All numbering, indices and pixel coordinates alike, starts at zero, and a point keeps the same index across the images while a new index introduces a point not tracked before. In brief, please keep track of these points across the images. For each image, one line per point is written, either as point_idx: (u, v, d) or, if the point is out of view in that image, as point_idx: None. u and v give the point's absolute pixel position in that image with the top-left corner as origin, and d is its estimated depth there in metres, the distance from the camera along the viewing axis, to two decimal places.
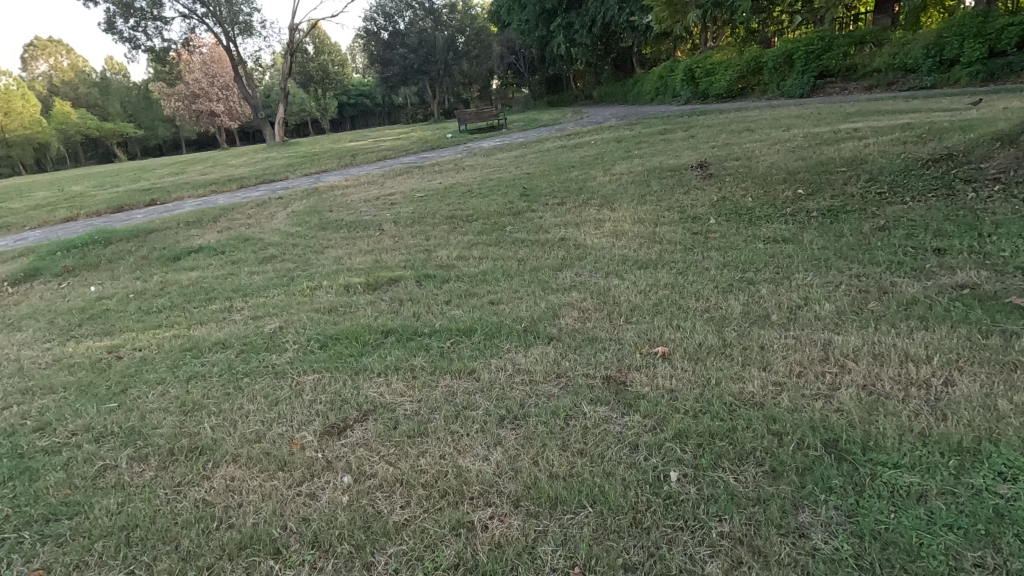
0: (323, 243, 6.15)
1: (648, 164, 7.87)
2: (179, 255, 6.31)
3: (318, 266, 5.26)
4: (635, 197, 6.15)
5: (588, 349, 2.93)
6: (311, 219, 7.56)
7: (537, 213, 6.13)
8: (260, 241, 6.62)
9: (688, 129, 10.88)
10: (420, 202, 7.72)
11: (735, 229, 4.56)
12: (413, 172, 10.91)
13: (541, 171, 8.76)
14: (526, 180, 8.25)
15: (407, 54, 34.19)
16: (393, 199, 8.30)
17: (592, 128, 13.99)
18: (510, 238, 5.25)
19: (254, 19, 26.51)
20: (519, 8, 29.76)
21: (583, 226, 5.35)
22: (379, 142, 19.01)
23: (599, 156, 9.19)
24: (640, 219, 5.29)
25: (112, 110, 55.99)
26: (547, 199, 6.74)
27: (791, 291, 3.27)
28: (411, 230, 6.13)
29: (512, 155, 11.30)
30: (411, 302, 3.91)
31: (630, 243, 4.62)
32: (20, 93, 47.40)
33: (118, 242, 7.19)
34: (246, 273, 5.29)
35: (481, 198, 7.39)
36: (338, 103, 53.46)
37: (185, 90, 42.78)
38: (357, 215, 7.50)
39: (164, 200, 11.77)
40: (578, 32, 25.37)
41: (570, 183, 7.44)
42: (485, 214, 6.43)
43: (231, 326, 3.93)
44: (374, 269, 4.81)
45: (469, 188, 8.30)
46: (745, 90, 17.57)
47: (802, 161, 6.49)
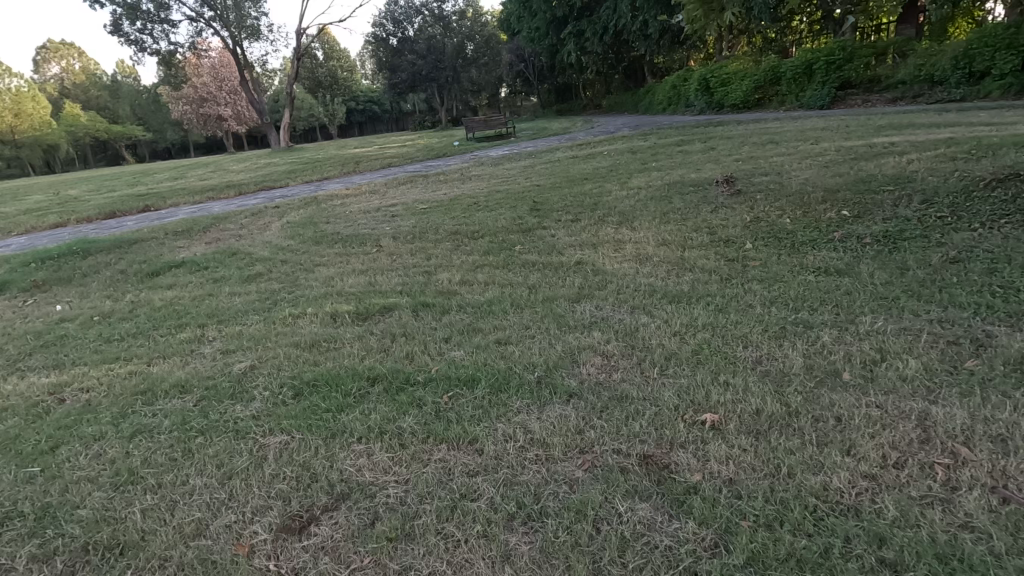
0: (314, 260, 5.64)
1: (668, 178, 7.32)
2: (159, 270, 5.81)
3: (306, 287, 4.75)
4: (657, 215, 5.61)
5: (617, 413, 2.38)
6: (306, 232, 7.06)
7: (548, 230, 5.61)
8: (248, 255, 6.12)
9: (707, 141, 10.36)
10: (423, 215, 7.21)
11: (776, 256, 4.01)
12: (417, 182, 10.42)
13: (552, 184, 8.24)
14: (536, 192, 7.74)
15: (416, 60, 33.90)
16: (394, 211, 7.79)
17: (604, 138, 13.48)
18: (519, 260, 4.72)
19: (261, 23, 26.28)
20: (529, 16, 29.46)
21: (600, 248, 4.82)
22: (385, 149, 18.56)
23: (614, 168, 8.67)
24: (665, 241, 4.76)
25: (122, 113, 56.08)
26: (559, 214, 6.22)
27: (861, 340, 2.71)
28: (411, 247, 5.62)
29: (520, 165, 10.80)
30: (404, 339, 3.37)
31: (656, 270, 4.07)
32: (31, 95, 47.61)
33: (98, 254, 6.70)
34: (226, 294, 4.78)
35: (488, 212, 6.88)
36: (346, 109, 53.31)
37: (193, 94, 42.72)
38: (354, 228, 7.00)
39: (159, 206, 11.32)
40: (589, 41, 24.99)
41: (584, 197, 6.91)
42: (492, 230, 5.91)
43: (197, 363, 3.40)
44: (366, 294, 4.28)
45: (475, 200, 7.79)
46: (761, 100, 17.00)
47: (839, 178, 5.94)
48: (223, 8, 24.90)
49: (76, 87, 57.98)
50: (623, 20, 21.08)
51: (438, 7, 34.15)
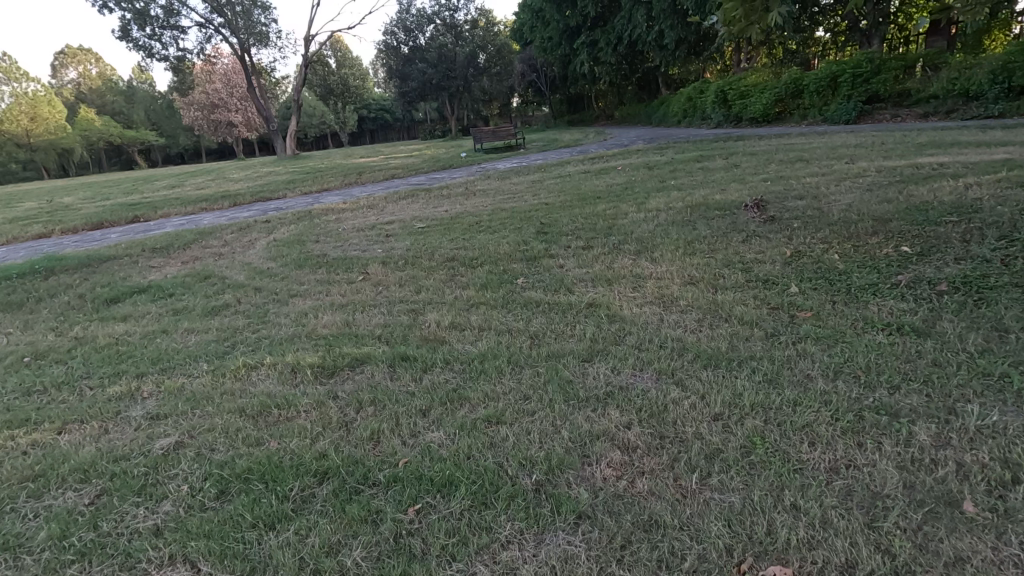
0: (292, 288, 5.02)
1: (690, 199, 6.65)
2: (120, 296, 5.20)
3: (275, 323, 4.12)
4: (680, 244, 4.96)
5: (644, 557, 1.70)
6: (291, 252, 6.45)
7: (556, 259, 4.95)
8: (222, 280, 5.50)
9: (729, 157, 9.68)
10: (419, 235, 6.59)
11: (832, 306, 3.31)
12: (418, 196, 9.81)
13: (562, 202, 7.59)
14: (545, 211, 7.13)
15: (427, 69, 33.52)
16: (389, 230, 7.17)
17: (618, 152, 12.82)
18: (521, 297, 4.06)
19: (271, 29, 26.03)
20: (542, 26, 29.07)
21: (616, 284, 4.16)
22: (391, 159, 18.03)
23: (629, 186, 8.02)
24: (692, 277, 4.09)
25: (136, 118, 56.39)
26: (569, 239, 5.58)
27: (974, 444, 2.01)
28: (401, 275, 4.97)
29: (528, 180, 10.16)
30: (372, 407, 2.71)
31: (684, 319, 3.39)
32: (47, 99, 47.96)
33: (63, 273, 6.13)
34: (182, 331, 4.13)
35: (490, 234, 6.25)
36: (357, 117, 53.17)
37: (204, 100, 42.72)
38: (343, 249, 6.39)
39: (149, 217, 10.82)
40: (603, 51, 24.47)
41: (596, 219, 6.28)
42: (493, 256, 5.27)
43: (115, 432, 2.75)
44: (339, 338, 3.63)
45: (479, 219, 7.18)
46: (782, 114, 16.28)
47: (887, 204, 5.24)
48: (232, 14, 24.63)
49: (91, 91, 58.28)
50: (637, 31, 20.46)
51: (450, 16, 33.83)
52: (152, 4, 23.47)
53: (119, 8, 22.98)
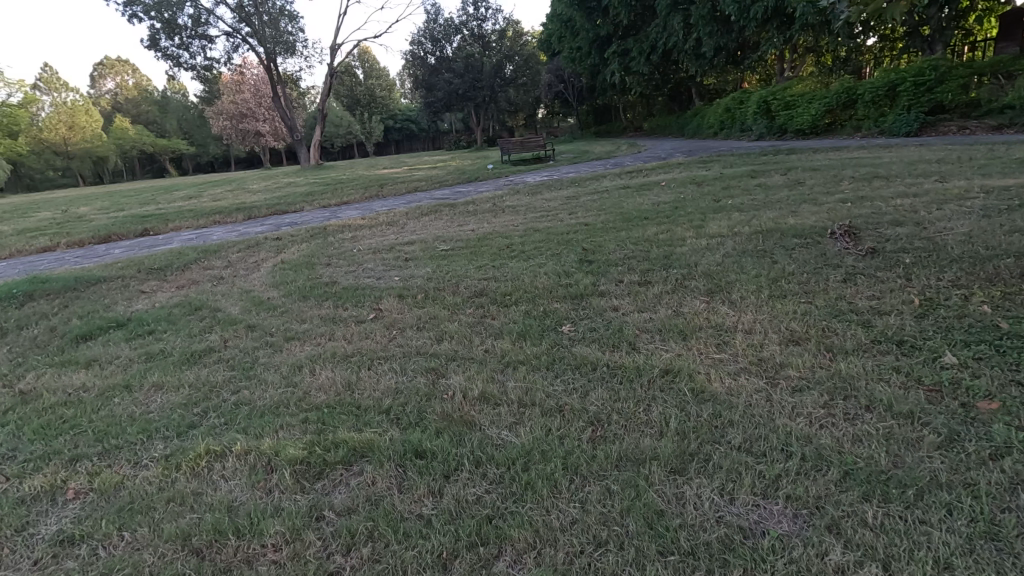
0: (290, 328, 4.22)
1: (757, 223, 5.69)
2: (94, 330, 4.46)
3: (260, 380, 3.29)
4: (763, 282, 4.02)
5: None
6: (297, 279, 5.66)
7: (609, 299, 4.07)
8: (214, 313, 4.74)
9: (788, 172, 8.70)
10: (443, 260, 5.78)
11: (1020, 390, 2.35)
12: (442, 212, 9.00)
13: (605, 223, 6.72)
14: (587, 233, 6.28)
15: (453, 79, 33.05)
16: (409, 253, 6.36)
17: (657, 165, 11.90)
18: (572, 355, 3.18)
19: (298, 38, 25.83)
20: (571, 35, 28.47)
21: (693, 339, 3.24)
22: (415, 171, 17.38)
23: (681, 205, 7.10)
24: (793, 333, 3.15)
25: (169, 127, 57.32)
26: (620, 271, 4.70)
27: None
28: (420, 315, 4.13)
29: (562, 195, 9.32)
30: (370, 551, 1.83)
31: (805, 401, 2.46)
32: (84, 108, 49.04)
33: (43, 299, 5.43)
34: (148, 387, 3.33)
35: (525, 260, 5.45)
36: (383, 127, 53.16)
37: (233, 110, 43.04)
38: (356, 276, 5.59)
39: (159, 231, 10.24)
40: (635, 60, 23.59)
41: (649, 245, 5.39)
42: (530, 292, 4.41)
43: (5, 568, 1.92)
44: (337, 411, 2.79)
45: (510, 240, 6.36)
46: (832, 125, 15.14)
47: (1021, 235, 4.23)
48: (259, 24, 24.45)
49: (127, 101, 59.41)
50: (673, 39, 19.54)
51: (478, 26, 33.38)
52: (181, 13, 23.34)
53: (148, 18, 22.85)
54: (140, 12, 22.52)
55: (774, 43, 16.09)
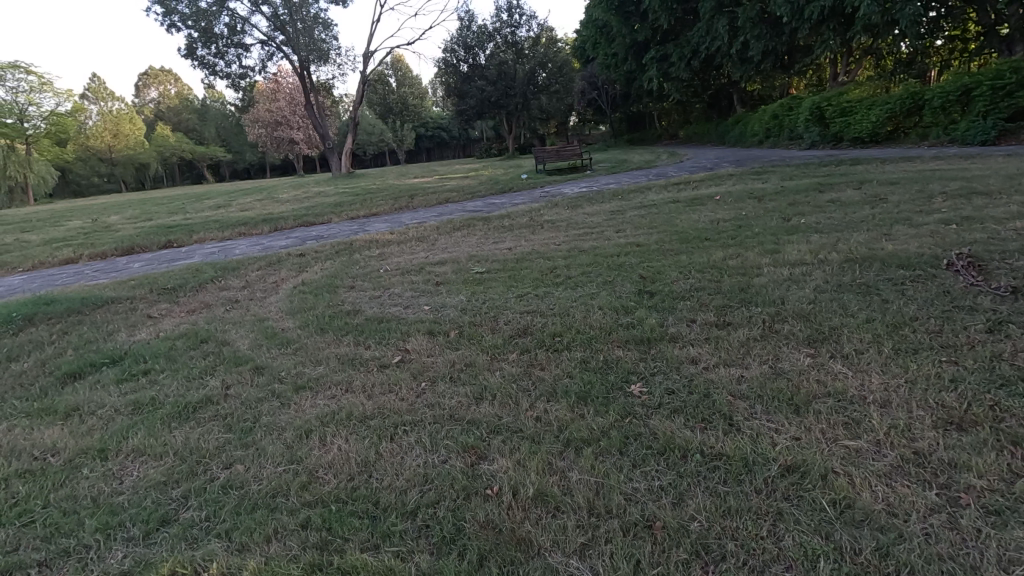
0: (303, 372, 3.60)
1: (845, 247, 4.88)
2: (85, 368, 3.92)
3: (258, 450, 2.66)
4: (882, 328, 3.23)
5: None
6: (316, 306, 5.07)
7: (683, 347, 3.34)
8: (220, 348, 4.17)
9: (859, 185, 7.83)
10: (479, 286, 5.14)
11: None
12: (475, 227, 8.36)
13: (659, 243, 5.99)
14: (641, 256, 5.56)
15: (486, 86, 32.68)
16: (440, 275, 5.73)
17: (704, 176, 11.11)
18: (652, 432, 2.46)
19: (332, 46, 25.79)
20: (606, 42, 27.82)
21: (811, 414, 2.49)
22: (446, 180, 16.87)
23: (745, 224, 6.30)
24: (951, 413, 2.36)
25: (208, 135, 58.53)
26: (690, 308, 3.97)
27: None
28: (454, 361, 3.47)
29: (605, 209, 8.63)
30: None
31: (1017, 541, 1.69)
32: (128, 116, 50.46)
33: (43, 325, 4.95)
34: (125, 454, 2.74)
35: (572, 289, 4.76)
36: (415, 135, 53.35)
37: (268, 118, 43.57)
38: (382, 304, 4.96)
39: (183, 242, 9.89)
40: (674, 65, 22.76)
41: (718, 273, 4.65)
42: (584, 334, 3.71)
43: None
44: (347, 511, 2.12)
45: (554, 263, 5.68)
46: (895, 133, 14.01)
47: None
48: (294, 32, 24.48)
49: (170, 110, 60.98)
50: (717, 43, 18.60)
51: (511, 33, 32.75)
52: (218, 22, 23.45)
53: (185, 27, 22.92)
54: (178, 21, 22.57)
55: (830, 45, 15.06)
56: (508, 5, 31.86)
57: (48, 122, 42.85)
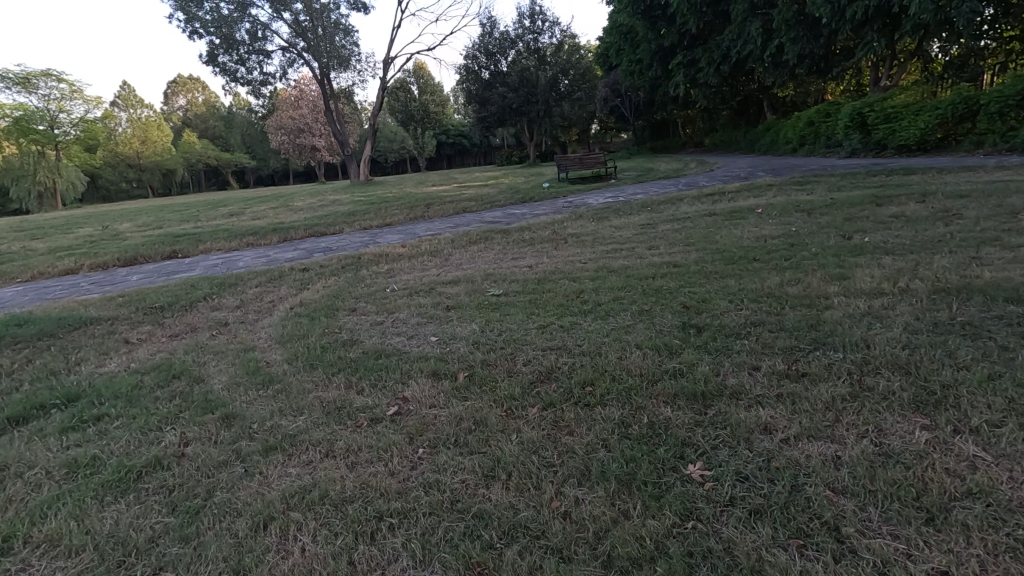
0: (280, 425, 2.98)
1: (929, 273, 4.12)
2: (31, 411, 3.34)
3: (199, 548, 2.04)
4: (1015, 390, 2.49)
5: None
6: (310, 333, 4.46)
7: (749, 406, 2.65)
8: (191, 388, 3.57)
9: (921, 197, 7.04)
10: (495, 313, 4.51)
11: None
12: (493, 241, 7.73)
13: (700, 263, 5.29)
14: (681, 278, 4.86)
15: (507, 93, 32.21)
16: (452, 297, 5.11)
17: (739, 185, 10.36)
18: (727, 550, 1.77)
19: (353, 52, 25.55)
20: (630, 48, 27.19)
21: (954, 531, 1.76)
22: (465, 189, 16.33)
23: (797, 241, 5.56)
24: None
25: (233, 141, 59.24)
26: (749, 350, 3.27)
27: None
28: (461, 417, 2.83)
29: (633, 222, 7.94)
30: None
31: None
32: (157, 123, 51.32)
33: (6, 352, 4.43)
34: (31, 548, 2.13)
35: (604, 321, 4.08)
36: (436, 142, 53.27)
37: (291, 124, 43.78)
38: (384, 333, 4.33)
39: (188, 253, 9.44)
40: (702, 71, 21.98)
41: (779, 304, 3.92)
42: (622, 382, 3.03)
43: None
44: None
45: (581, 285, 5.00)
46: (945, 140, 12.97)
47: None
48: (315, 39, 24.27)
49: (196, 117, 61.94)
50: (749, 47, 17.79)
51: (534, 40, 32.08)
52: (239, 29, 23.32)
53: (207, 33, 22.78)
54: (200, 28, 22.46)
55: (873, 48, 14.18)
56: (531, 11, 31.32)
57: (79, 129, 43.67)
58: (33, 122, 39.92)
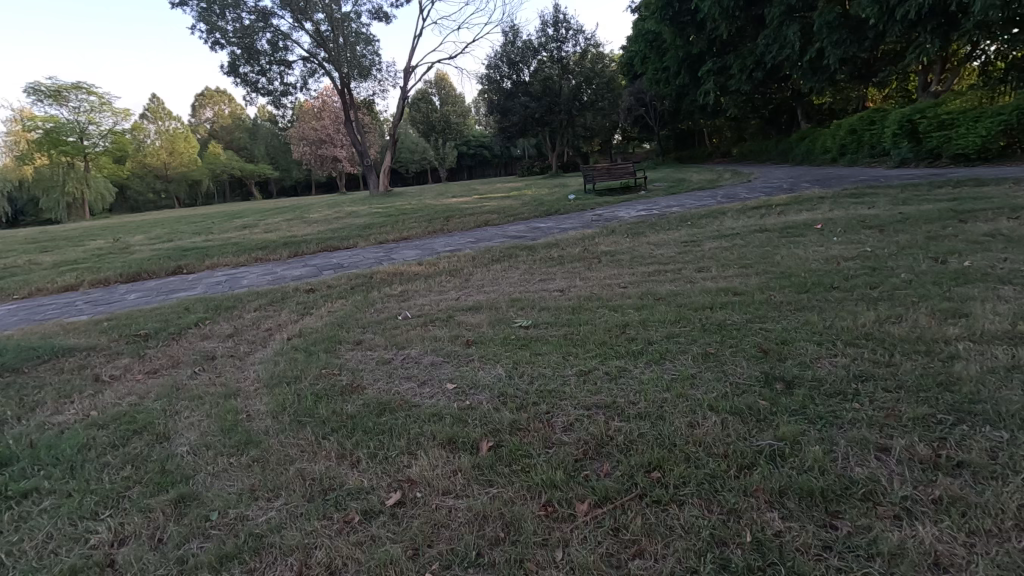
0: (246, 517, 2.27)
1: None
2: None
3: None
4: None
5: None
6: (305, 375, 3.76)
7: (898, 520, 1.86)
8: (152, 449, 2.89)
9: (1009, 212, 6.15)
10: (524, 352, 3.78)
11: None
12: (518, 259, 7.02)
13: (765, 291, 4.49)
14: (747, 310, 4.08)
15: (529, 103, 31.59)
16: (472, 330, 4.40)
17: (785, 197, 9.51)
18: None
19: (374, 62, 25.24)
20: (657, 56, 26.47)
21: None
22: (486, 200, 15.70)
23: (879, 265, 4.73)
24: None
25: (257, 153, 59.83)
26: (864, 418, 2.48)
27: None
28: (487, 518, 2.10)
29: (674, 239, 7.17)
30: None
31: None
32: (183, 135, 52.05)
33: None
34: None
35: (660, 367, 3.31)
36: (457, 153, 53.09)
37: (313, 136, 43.90)
38: (393, 377, 3.62)
39: (194, 269, 8.89)
40: (734, 78, 21.11)
41: (883, 350, 3.11)
42: (701, 465, 2.26)
43: None
44: None
45: (626, 317, 4.24)
46: (1010, 148, 11.95)
47: None
48: (336, 49, 24.02)
49: (222, 128, 62.57)
50: (786, 52, 16.91)
51: (557, 48, 31.43)
52: (260, 39, 23.17)
53: (228, 44, 22.65)
54: (222, 38, 22.33)
55: (926, 50, 13.22)
56: (555, 19, 30.78)
57: (108, 141, 44.38)
58: (63, 134, 40.41)
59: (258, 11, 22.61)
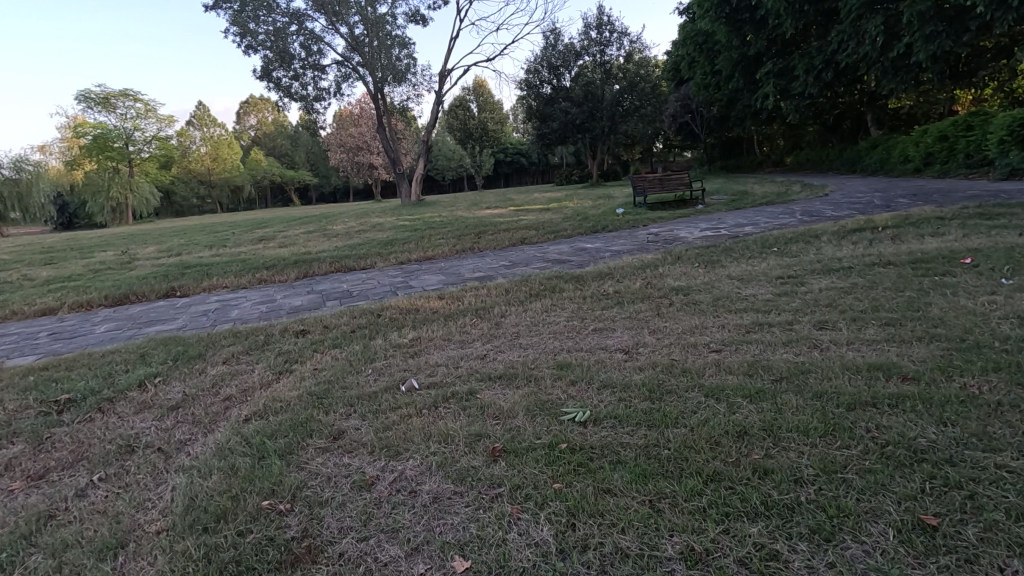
0: None
1: None
2: None
3: None
4: None
5: None
6: (235, 508, 2.39)
7: None
8: None
9: None
10: (585, 487, 2.33)
11: None
12: (564, 294, 5.58)
13: (960, 378, 2.88)
14: (950, 420, 2.51)
15: (570, 108, 29.87)
16: (502, 425, 2.96)
17: (887, 217, 7.81)
18: None
19: (409, 65, 24.31)
20: (709, 58, 24.71)
21: None
22: (524, 212, 14.28)
23: None
24: None
25: (297, 159, 60.31)
26: None
27: None
28: None
29: (764, 272, 5.60)
30: None
31: None
32: (227, 142, 52.89)
33: None
34: None
35: (842, 555, 1.81)
36: (494, 161, 52.18)
37: (350, 142, 43.67)
38: (370, 528, 2.21)
39: (188, 292, 7.78)
40: (798, 79, 19.20)
41: None
42: None
43: None
44: None
45: (741, 420, 2.73)
46: None
47: None
48: (370, 53, 23.23)
49: (265, 136, 63.43)
50: (865, 48, 15.03)
51: (600, 52, 29.98)
52: (293, 43, 22.54)
53: (261, 48, 22.05)
54: (254, 42, 21.74)
55: None
56: (599, 22, 29.35)
57: (154, 147, 45.32)
58: (111, 139, 41.42)
59: (291, 13, 21.98)
